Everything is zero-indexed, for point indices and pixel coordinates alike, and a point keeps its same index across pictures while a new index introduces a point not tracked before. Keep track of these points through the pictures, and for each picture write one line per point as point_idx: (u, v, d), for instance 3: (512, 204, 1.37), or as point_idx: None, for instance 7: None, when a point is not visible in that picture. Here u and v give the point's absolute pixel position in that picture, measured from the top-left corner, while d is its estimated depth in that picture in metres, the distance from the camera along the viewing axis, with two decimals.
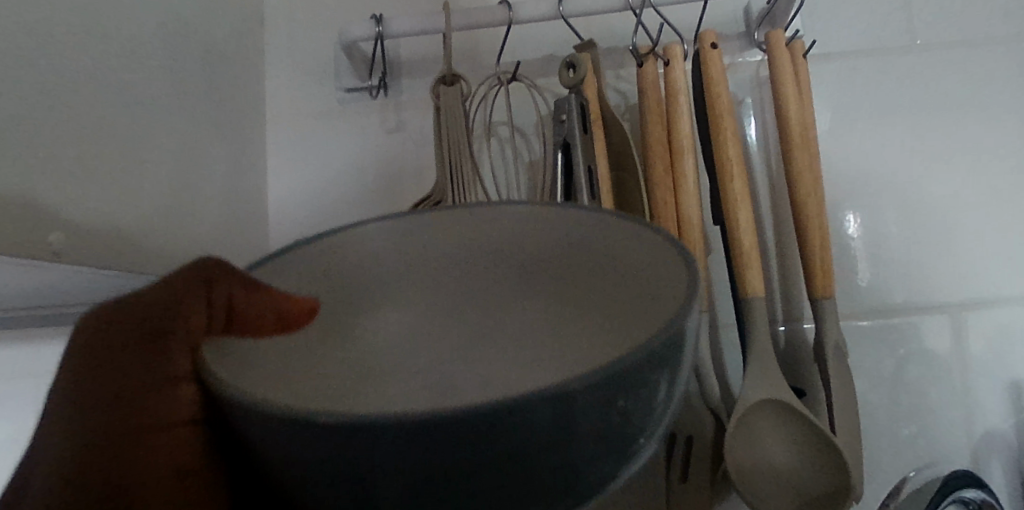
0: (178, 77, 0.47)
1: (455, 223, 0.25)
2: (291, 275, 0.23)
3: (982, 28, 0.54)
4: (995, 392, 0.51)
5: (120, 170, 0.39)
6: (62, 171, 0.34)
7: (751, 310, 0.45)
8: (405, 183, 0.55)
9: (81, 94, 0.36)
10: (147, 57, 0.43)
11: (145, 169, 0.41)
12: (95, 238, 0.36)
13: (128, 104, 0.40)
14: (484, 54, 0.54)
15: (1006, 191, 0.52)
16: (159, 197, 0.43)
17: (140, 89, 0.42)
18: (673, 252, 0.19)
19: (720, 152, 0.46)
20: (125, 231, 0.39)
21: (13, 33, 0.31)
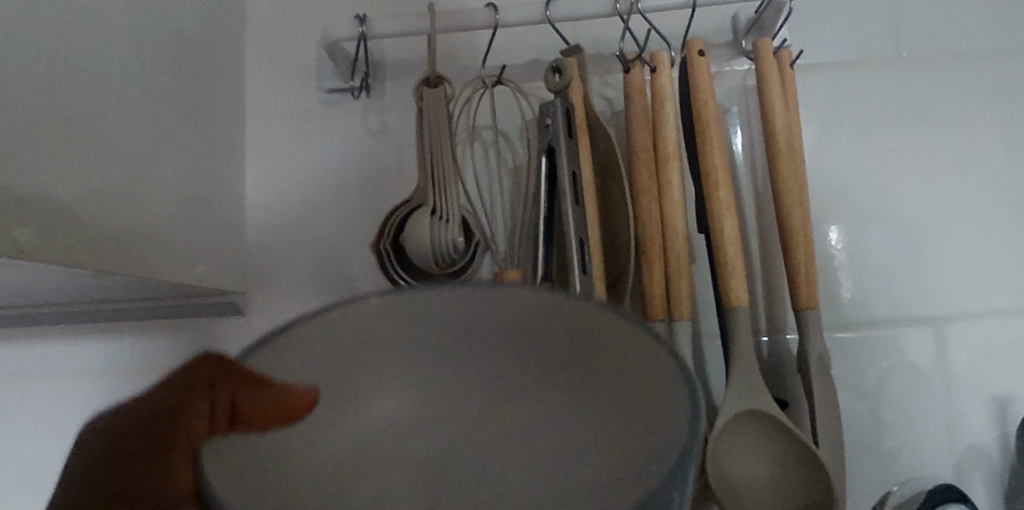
0: (154, 72, 0.45)
1: (454, 298, 0.24)
2: (286, 361, 0.24)
3: (967, 42, 0.54)
4: (977, 406, 0.51)
5: (89, 167, 0.37)
6: (28, 166, 0.32)
7: (735, 321, 0.44)
8: (386, 186, 0.54)
9: (49, 88, 0.35)
10: (120, 51, 0.42)
11: (115, 166, 0.40)
12: (63, 237, 0.35)
13: (98, 99, 0.39)
14: (469, 57, 0.53)
15: (989, 205, 0.52)
16: (129, 195, 0.41)
17: (112, 85, 0.41)
18: (671, 379, 0.21)
19: (706, 161, 0.45)
20: (95, 231, 0.37)
21: None
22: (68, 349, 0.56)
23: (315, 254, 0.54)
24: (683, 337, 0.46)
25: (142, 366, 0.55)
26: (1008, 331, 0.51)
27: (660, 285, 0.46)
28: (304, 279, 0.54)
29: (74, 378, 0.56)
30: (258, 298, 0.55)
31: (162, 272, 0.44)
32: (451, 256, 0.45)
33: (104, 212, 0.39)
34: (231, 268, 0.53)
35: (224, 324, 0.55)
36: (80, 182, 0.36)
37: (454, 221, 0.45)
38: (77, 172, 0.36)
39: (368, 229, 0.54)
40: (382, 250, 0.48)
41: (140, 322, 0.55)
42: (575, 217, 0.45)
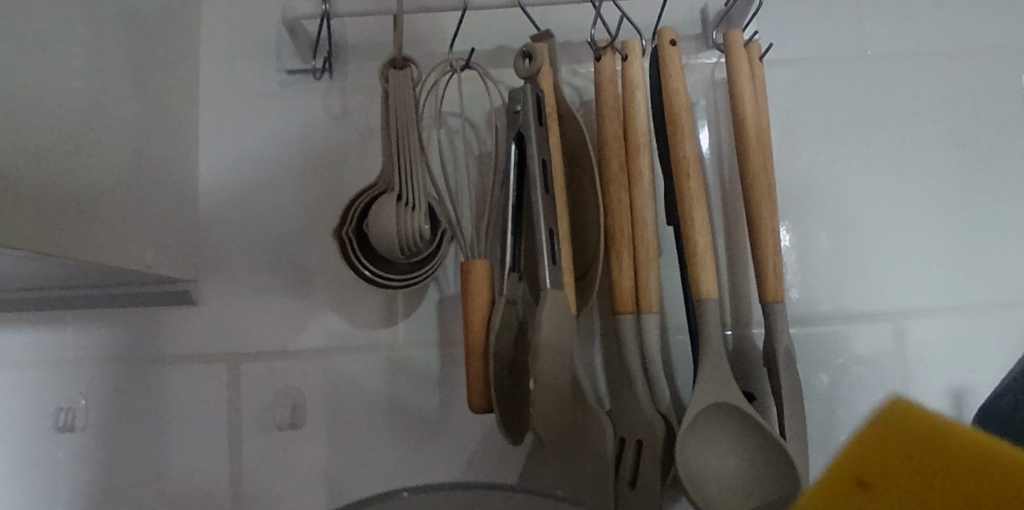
0: (98, 39, 0.42)
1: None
2: None
3: (926, 42, 0.56)
4: (934, 399, 0.51)
5: (23, 134, 0.34)
6: None
7: (704, 313, 0.44)
8: (347, 172, 0.52)
9: None
10: (60, 12, 0.39)
11: (54, 136, 0.37)
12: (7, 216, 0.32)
13: (34, 61, 0.36)
14: (436, 41, 0.51)
15: (947, 203, 0.54)
16: (69, 168, 0.39)
17: (52, 50, 0.38)
18: None
19: (676, 152, 0.45)
20: (37, 212, 0.35)
21: None
22: (23, 339, 0.52)
23: (271, 242, 0.52)
24: (651, 329, 0.45)
25: (82, 357, 0.52)
26: (964, 327, 0.52)
27: (628, 276, 0.45)
28: (259, 268, 0.52)
29: (5, 370, 0.52)
30: (210, 287, 0.52)
31: (105, 258, 0.42)
32: (416, 244, 0.44)
33: (42, 183, 0.36)
34: (182, 257, 0.50)
35: (172, 314, 0.52)
36: (14, 148, 0.34)
37: (420, 208, 0.43)
38: (12, 137, 0.33)
39: (329, 216, 0.52)
40: (343, 239, 0.45)
41: (80, 311, 0.52)
42: (543, 205, 0.44)
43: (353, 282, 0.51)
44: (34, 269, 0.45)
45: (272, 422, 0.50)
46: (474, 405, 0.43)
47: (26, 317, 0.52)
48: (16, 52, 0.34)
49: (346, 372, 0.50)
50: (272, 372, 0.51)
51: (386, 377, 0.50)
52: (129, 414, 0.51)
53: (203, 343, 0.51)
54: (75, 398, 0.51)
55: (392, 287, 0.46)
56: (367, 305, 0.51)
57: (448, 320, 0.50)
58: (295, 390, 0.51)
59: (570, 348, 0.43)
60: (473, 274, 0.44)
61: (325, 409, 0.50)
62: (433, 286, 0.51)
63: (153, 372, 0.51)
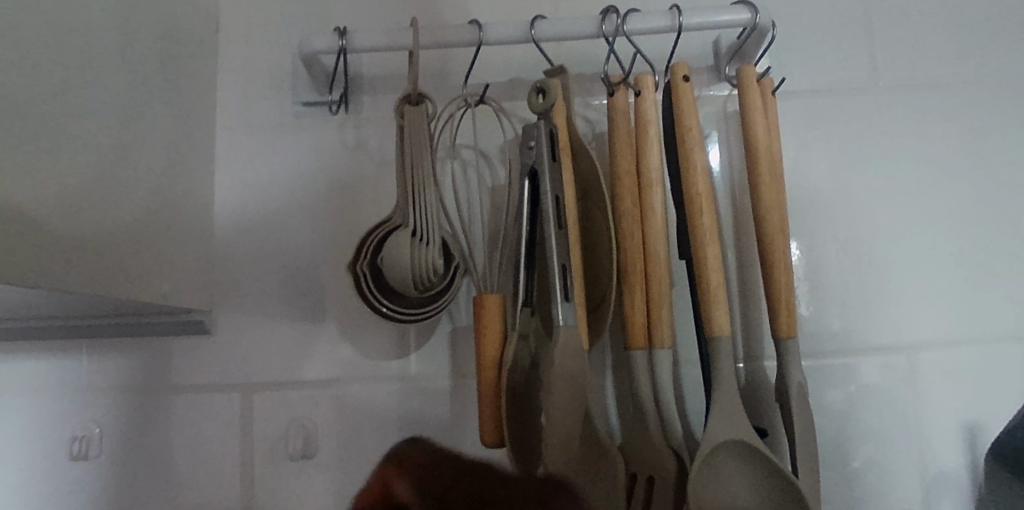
0: (118, 72, 0.43)
1: None
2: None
3: (940, 72, 0.56)
4: (948, 432, 0.51)
5: (44, 172, 0.35)
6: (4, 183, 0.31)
7: (716, 349, 0.44)
8: (361, 202, 0.53)
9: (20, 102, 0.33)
10: (82, 49, 0.39)
11: (73, 171, 0.38)
12: (33, 255, 0.33)
13: (56, 100, 0.36)
14: (450, 74, 0.52)
15: (958, 234, 0.53)
16: (88, 202, 0.39)
17: (74, 86, 0.38)
18: None
19: (689, 187, 0.45)
20: (61, 246, 0.36)
21: None
22: (45, 368, 0.52)
23: (286, 272, 0.52)
24: (663, 364, 0.45)
25: (98, 385, 0.52)
26: (976, 359, 0.52)
27: (641, 311, 0.45)
28: (273, 297, 0.52)
29: (22, 398, 0.52)
30: (224, 317, 0.52)
31: (124, 290, 0.42)
32: (430, 279, 0.44)
33: (61, 217, 0.36)
34: (197, 287, 0.51)
35: (187, 343, 0.52)
36: (35, 187, 0.34)
37: (434, 244, 0.43)
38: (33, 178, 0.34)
39: (342, 247, 0.52)
40: (358, 273, 0.45)
41: (96, 340, 0.52)
42: (557, 241, 0.44)
43: (367, 313, 0.52)
44: (53, 300, 0.46)
45: (285, 452, 0.50)
46: (486, 439, 0.43)
47: (49, 348, 0.53)
48: (39, 92, 0.35)
49: (358, 402, 0.51)
50: (285, 402, 0.51)
51: (398, 408, 0.50)
52: (144, 443, 0.51)
53: (216, 372, 0.52)
54: (92, 428, 0.52)
55: (405, 320, 0.46)
56: (380, 336, 0.51)
57: (460, 352, 0.51)
58: (307, 420, 0.51)
59: (581, 385, 0.43)
60: (486, 309, 0.44)
61: (337, 440, 0.50)
62: (446, 317, 0.51)
63: (166, 401, 0.52)
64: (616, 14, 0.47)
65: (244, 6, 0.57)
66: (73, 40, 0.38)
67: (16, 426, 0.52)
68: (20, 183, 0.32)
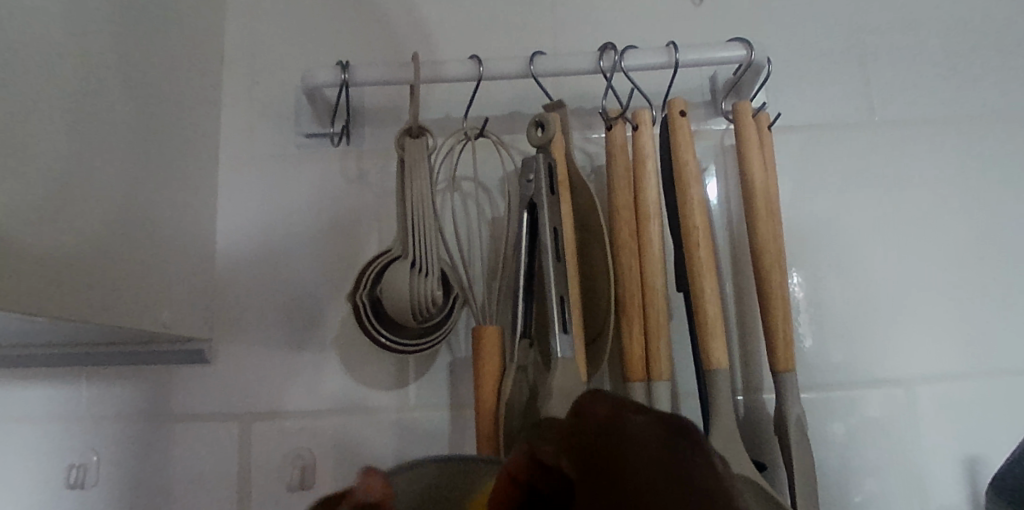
0: (114, 99, 0.43)
1: None
2: None
3: (933, 106, 0.56)
4: (948, 466, 0.51)
5: (36, 197, 0.34)
6: (17, 213, 0.32)
7: (715, 383, 0.44)
8: (362, 233, 0.53)
9: (33, 136, 0.34)
10: (83, 80, 0.40)
11: (67, 195, 0.37)
12: (32, 285, 0.33)
13: (54, 129, 0.37)
14: (452, 109, 0.53)
15: (955, 266, 0.54)
16: (84, 227, 0.39)
17: (74, 117, 0.39)
18: None
19: (686, 220, 0.45)
20: (61, 274, 0.36)
21: None
22: (42, 394, 0.53)
23: (286, 301, 0.53)
24: (661, 396, 0.45)
25: (94, 413, 0.52)
26: (975, 391, 0.52)
27: (638, 344, 0.45)
28: (273, 326, 0.53)
29: (19, 425, 0.52)
30: (223, 345, 0.53)
31: (128, 317, 0.43)
32: (429, 310, 0.44)
33: (53, 241, 0.36)
34: (197, 315, 0.51)
35: (185, 371, 0.52)
36: (28, 212, 0.33)
37: (433, 275, 0.44)
38: (25, 203, 0.33)
39: (343, 277, 0.53)
40: (357, 304, 0.46)
41: (93, 367, 0.53)
42: (555, 273, 0.44)
43: (366, 342, 0.52)
44: (51, 327, 0.46)
45: (280, 483, 0.50)
46: None
47: (46, 373, 0.53)
48: (39, 120, 0.35)
49: (355, 432, 0.51)
50: (282, 432, 0.51)
51: (396, 439, 0.50)
52: (138, 471, 0.51)
53: (214, 401, 0.52)
54: (87, 454, 0.52)
55: (404, 350, 0.46)
56: (379, 366, 0.51)
57: (458, 383, 0.51)
58: (305, 450, 0.51)
59: None
60: (484, 340, 0.45)
61: (334, 471, 0.50)
62: (444, 348, 0.51)
63: (162, 430, 0.52)
64: (614, 50, 0.48)
65: (249, 39, 0.58)
66: (74, 72, 0.39)
67: (11, 451, 0.52)
68: (29, 216, 0.33)
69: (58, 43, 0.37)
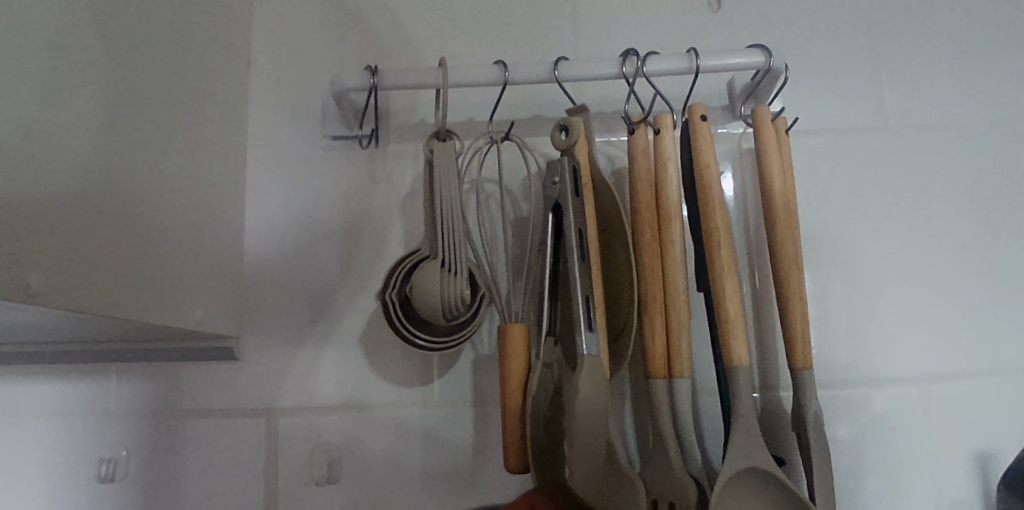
0: (143, 98, 0.44)
1: None
2: None
3: (945, 112, 0.58)
4: (961, 464, 0.52)
5: (62, 196, 0.35)
6: (52, 213, 0.34)
7: (736, 380, 0.45)
8: (388, 233, 0.54)
9: (67, 135, 0.36)
10: (113, 81, 0.41)
11: (97, 194, 0.38)
12: (65, 281, 0.34)
13: (89, 130, 0.38)
14: (476, 113, 0.54)
15: (966, 267, 0.55)
16: (116, 226, 0.40)
17: (105, 117, 0.39)
18: None
19: (707, 222, 0.47)
20: (96, 270, 0.37)
21: (11, 79, 0.31)
22: (74, 390, 0.54)
23: (313, 299, 0.54)
24: (683, 393, 0.46)
25: (125, 408, 0.53)
26: (986, 391, 0.53)
27: (661, 342, 0.47)
28: (299, 324, 0.54)
29: (52, 420, 0.54)
30: (251, 343, 0.54)
31: (161, 314, 0.44)
32: (458, 309, 0.45)
33: (83, 241, 0.36)
34: (226, 313, 0.52)
35: (213, 368, 0.54)
36: (52, 212, 0.34)
37: (462, 275, 0.45)
38: (49, 202, 0.34)
39: (369, 277, 0.54)
40: (386, 302, 0.47)
41: (124, 364, 0.54)
42: (580, 273, 0.46)
43: (392, 340, 0.53)
44: (86, 325, 0.47)
45: (308, 477, 0.51)
46: (511, 465, 0.45)
47: (78, 370, 0.54)
48: (66, 118, 0.36)
49: (381, 428, 0.52)
50: (309, 427, 0.52)
51: (420, 434, 0.51)
52: (167, 465, 0.52)
53: (242, 397, 0.53)
54: (117, 449, 0.53)
55: (433, 348, 0.47)
56: (405, 364, 0.53)
57: (483, 380, 0.52)
58: (331, 446, 0.52)
59: (605, 415, 0.44)
60: (511, 338, 0.46)
61: (360, 466, 0.51)
62: (469, 346, 0.52)
63: (191, 425, 0.53)
64: (636, 56, 0.49)
65: (276, 43, 0.59)
66: (106, 73, 0.40)
67: (44, 446, 0.53)
68: (62, 216, 0.35)
69: (89, 42, 0.38)
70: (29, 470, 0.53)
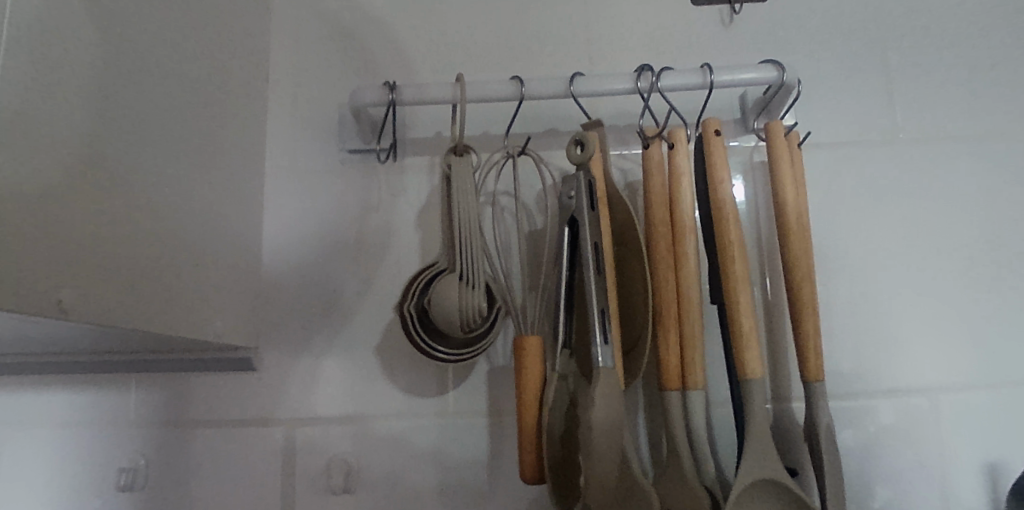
0: (171, 115, 0.45)
1: None
2: None
3: (956, 126, 0.58)
4: (970, 474, 0.52)
5: (98, 214, 0.36)
6: (88, 231, 0.34)
7: (749, 392, 0.46)
8: (404, 245, 0.55)
9: (103, 155, 0.36)
10: (143, 98, 0.41)
11: (129, 210, 0.39)
12: (97, 298, 0.35)
13: (125, 148, 0.39)
14: (492, 127, 0.55)
15: (977, 280, 0.56)
16: (145, 242, 0.40)
17: (134, 135, 0.40)
18: None
19: (721, 236, 0.47)
20: (125, 286, 0.38)
21: (50, 101, 0.32)
22: (93, 399, 0.54)
23: (330, 310, 0.55)
24: (697, 404, 0.47)
25: (143, 417, 0.54)
26: (995, 402, 0.53)
27: (675, 354, 0.47)
28: (317, 335, 0.54)
29: (72, 429, 0.54)
30: (267, 353, 0.54)
31: (185, 327, 0.45)
32: (476, 322, 0.46)
33: (114, 257, 0.37)
34: (245, 324, 0.53)
35: (231, 378, 0.54)
36: (85, 229, 0.34)
37: (480, 288, 0.46)
38: (84, 221, 0.34)
39: (385, 289, 0.55)
40: (404, 315, 0.48)
41: (142, 374, 0.54)
42: (596, 286, 0.46)
43: (408, 351, 0.54)
44: (108, 336, 0.48)
45: (324, 487, 0.52)
46: (527, 476, 0.45)
47: (97, 379, 0.55)
48: (98, 139, 0.36)
49: (397, 437, 0.52)
50: (325, 437, 0.53)
51: (436, 444, 0.52)
52: (184, 474, 0.53)
53: (258, 407, 0.54)
54: (135, 458, 0.53)
55: (449, 360, 0.48)
56: (421, 375, 0.53)
57: (497, 390, 0.52)
58: (348, 455, 0.52)
59: (620, 427, 0.44)
60: (527, 350, 0.47)
61: (377, 476, 0.52)
62: (484, 357, 0.53)
63: (208, 434, 0.53)
64: (651, 71, 0.50)
65: (293, 57, 0.60)
66: (137, 91, 0.41)
67: (64, 454, 0.54)
68: (98, 234, 0.35)
69: (121, 60, 0.39)
70: (49, 479, 0.54)
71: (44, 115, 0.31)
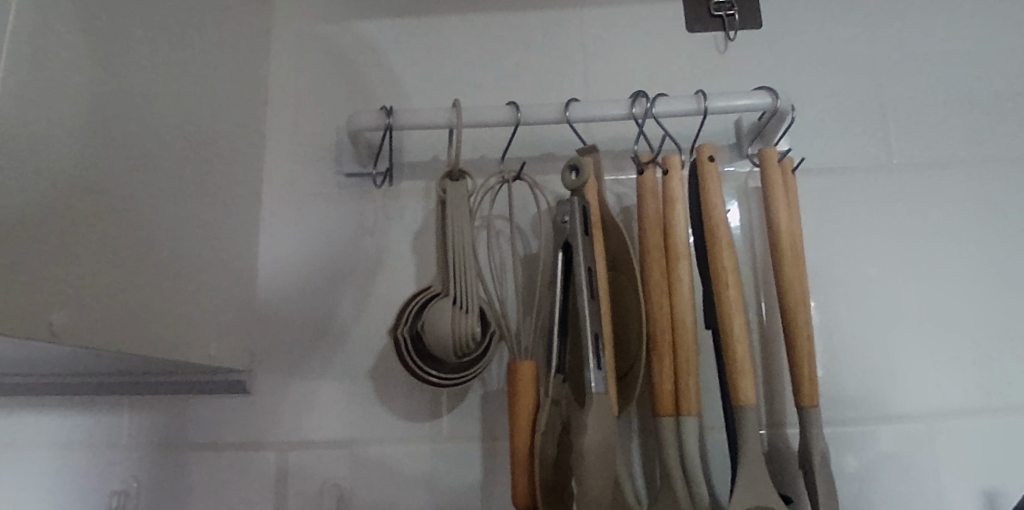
0: (167, 139, 0.45)
1: None
2: None
3: (951, 152, 0.59)
4: (969, 502, 0.52)
5: (91, 240, 0.36)
6: (79, 258, 0.34)
7: (743, 418, 0.45)
8: (400, 269, 0.55)
9: (99, 183, 0.37)
10: (139, 122, 0.41)
11: (123, 237, 0.39)
12: (88, 324, 0.35)
13: (119, 175, 0.39)
14: (489, 152, 0.55)
15: (973, 306, 0.56)
16: (140, 268, 0.40)
17: (131, 160, 0.40)
18: None
19: (715, 261, 0.47)
20: (117, 312, 0.38)
21: (47, 129, 0.32)
22: (88, 421, 0.54)
23: (325, 333, 0.55)
24: (691, 431, 0.46)
25: (137, 440, 0.54)
26: (992, 428, 0.53)
27: (669, 380, 0.47)
28: (312, 359, 0.54)
29: (65, 451, 0.54)
30: (262, 376, 0.54)
31: (177, 351, 0.45)
32: (469, 347, 0.46)
33: (108, 282, 0.37)
34: (240, 347, 0.53)
35: (225, 401, 0.54)
36: (79, 254, 0.34)
37: (473, 312, 0.46)
38: (74, 245, 0.34)
39: (381, 312, 0.55)
40: (399, 339, 0.48)
41: (137, 396, 0.54)
42: (590, 311, 0.46)
43: (403, 375, 0.54)
44: (102, 359, 0.48)
45: None
46: (519, 502, 0.45)
47: (92, 401, 0.55)
48: (95, 166, 0.36)
49: (390, 462, 0.52)
50: (319, 461, 0.53)
51: (430, 469, 0.52)
52: (177, 498, 0.52)
53: (252, 430, 0.53)
54: (128, 480, 0.53)
55: (443, 384, 0.48)
56: (415, 398, 0.53)
57: (492, 415, 0.52)
58: (341, 480, 0.52)
59: (613, 454, 0.44)
60: (520, 374, 0.46)
61: (369, 500, 0.52)
62: (478, 381, 0.53)
63: (202, 458, 0.53)
64: (645, 97, 0.50)
65: (293, 81, 0.60)
66: (133, 117, 0.41)
67: (57, 476, 0.54)
68: (91, 259, 0.35)
69: (119, 86, 0.39)
70: (42, 500, 0.54)
71: (39, 143, 0.31)
